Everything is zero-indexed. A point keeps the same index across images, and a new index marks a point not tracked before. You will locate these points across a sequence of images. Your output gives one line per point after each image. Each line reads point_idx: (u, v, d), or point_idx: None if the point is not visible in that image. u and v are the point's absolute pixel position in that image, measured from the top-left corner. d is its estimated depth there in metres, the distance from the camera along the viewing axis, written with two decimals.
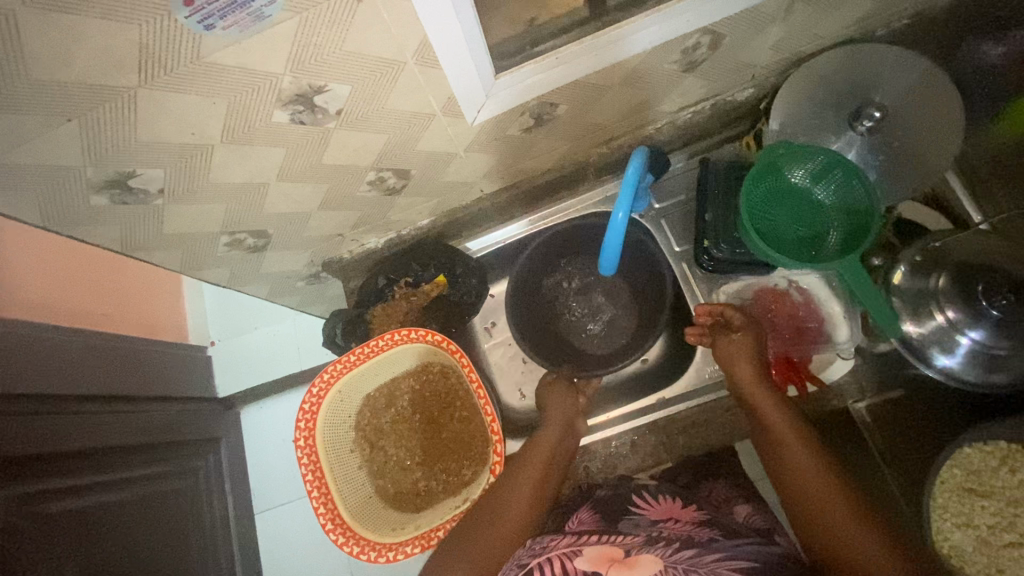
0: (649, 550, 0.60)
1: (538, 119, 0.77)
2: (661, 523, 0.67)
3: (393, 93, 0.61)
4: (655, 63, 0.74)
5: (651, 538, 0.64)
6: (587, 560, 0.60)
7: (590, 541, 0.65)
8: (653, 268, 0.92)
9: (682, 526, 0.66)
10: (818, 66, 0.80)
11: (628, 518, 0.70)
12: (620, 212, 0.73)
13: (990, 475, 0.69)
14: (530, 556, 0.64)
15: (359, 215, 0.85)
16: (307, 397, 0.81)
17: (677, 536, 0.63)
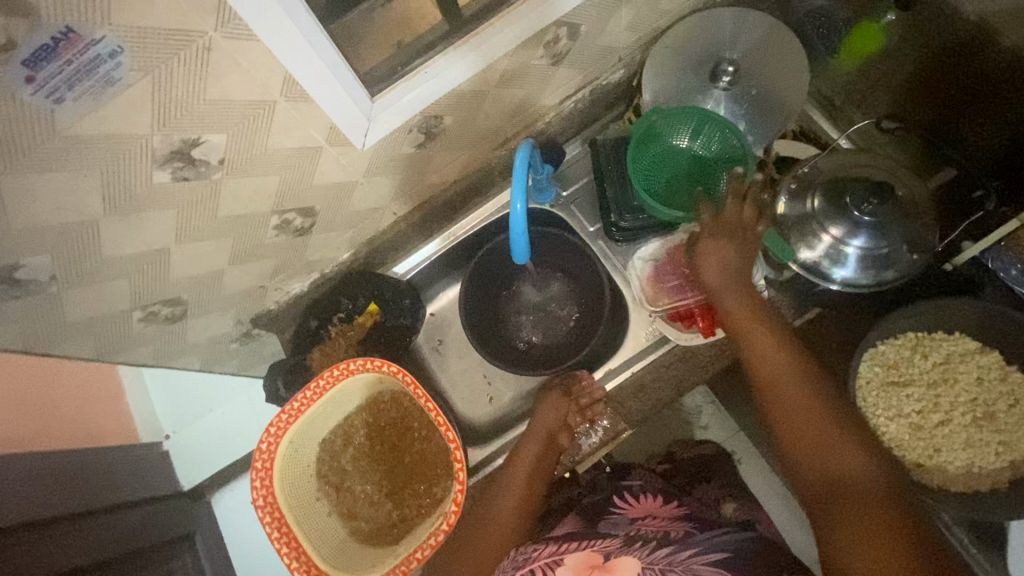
0: (626, 551, 0.74)
1: (428, 134, 0.80)
2: (638, 520, 0.82)
3: (273, 133, 0.63)
4: (522, 61, 0.78)
5: (629, 538, 0.77)
6: (570, 570, 0.74)
7: (571, 548, 0.77)
8: (576, 251, 0.95)
9: (655, 521, 0.80)
10: (672, 39, 0.88)
11: (608, 518, 0.83)
12: (518, 204, 0.71)
13: (906, 365, 0.75)
14: (518, 568, 0.77)
15: (276, 263, 0.85)
16: (258, 454, 0.78)
17: (653, 535, 0.77)
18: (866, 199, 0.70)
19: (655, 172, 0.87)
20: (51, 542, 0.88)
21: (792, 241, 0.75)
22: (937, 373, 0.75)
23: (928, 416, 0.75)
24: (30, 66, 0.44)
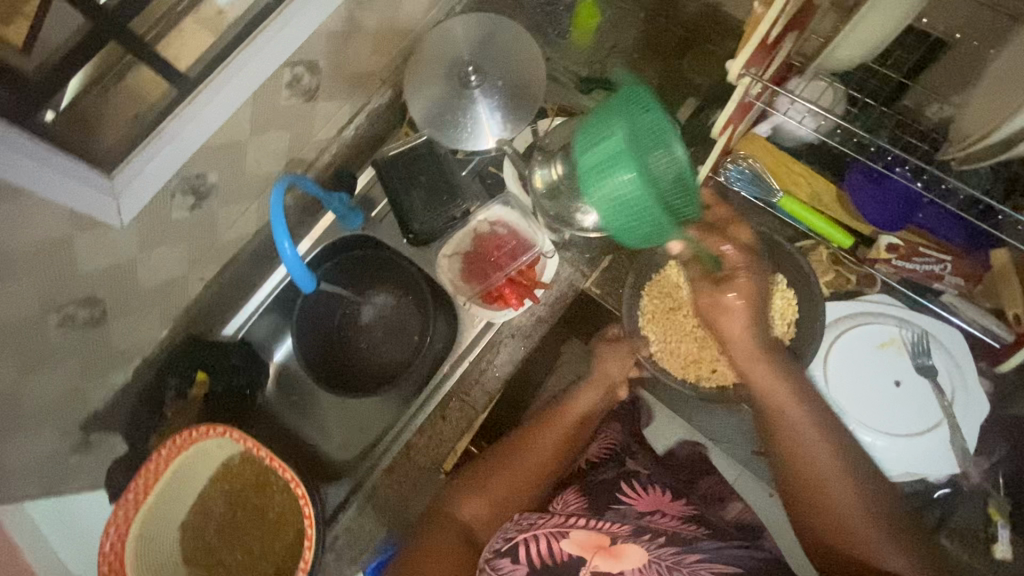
0: (634, 540, 0.66)
1: (197, 194, 0.81)
2: (648, 517, 0.73)
3: (2, 235, 0.62)
4: (271, 104, 0.82)
5: (638, 529, 0.69)
6: (574, 543, 0.65)
7: (579, 524, 0.69)
8: (389, 261, 0.99)
9: (667, 521, 0.72)
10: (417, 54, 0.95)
11: (616, 507, 0.75)
12: (285, 242, 0.77)
13: (656, 301, 0.90)
14: (517, 530, 0.70)
15: (80, 361, 0.83)
16: (101, 568, 0.71)
17: (664, 531, 0.70)
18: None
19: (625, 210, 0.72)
20: None
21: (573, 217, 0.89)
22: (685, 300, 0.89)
23: (684, 337, 0.88)
24: None
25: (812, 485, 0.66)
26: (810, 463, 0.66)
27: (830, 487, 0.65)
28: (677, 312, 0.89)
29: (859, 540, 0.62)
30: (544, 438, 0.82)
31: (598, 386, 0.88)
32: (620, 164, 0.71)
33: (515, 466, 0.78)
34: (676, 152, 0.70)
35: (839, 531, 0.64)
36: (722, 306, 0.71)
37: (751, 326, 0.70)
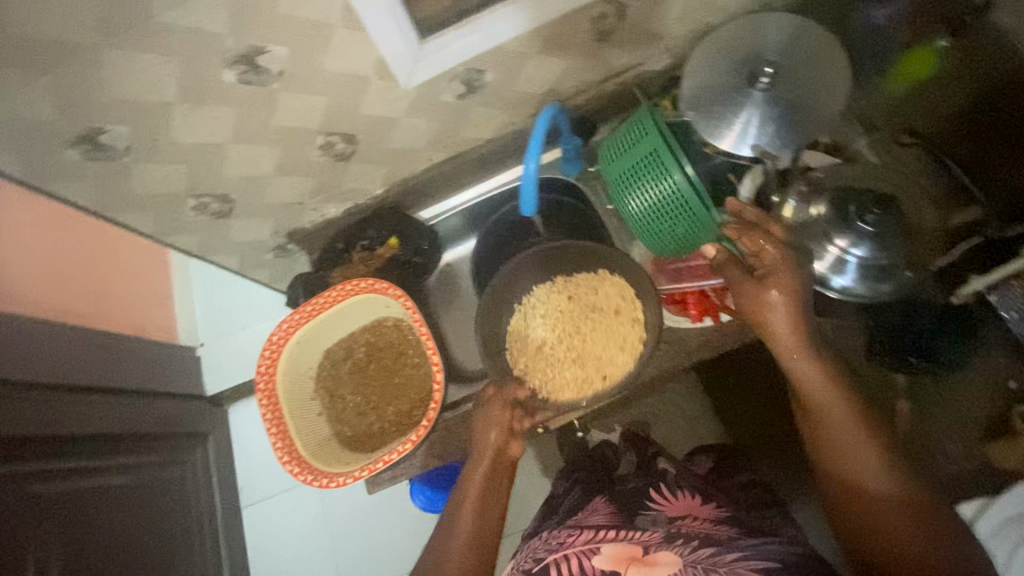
0: (666, 546, 0.73)
1: (468, 86, 0.86)
2: (678, 521, 0.81)
3: (328, 56, 0.71)
4: (568, 31, 0.83)
5: (669, 535, 0.77)
6: (605, 560, 0.73)
7: (608, 538, 0.78)
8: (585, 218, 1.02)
9: (698, 523, 0.79)
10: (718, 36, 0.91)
11: (645, 515, 0.84)
12: (531, 162, 0.79)
13: (545, 299, 0.99)
14: (547, 551, 0.79)
15: (315, 183, 0.94)
16: (268, 345, 0.88)
17: (697, 534, 0.76)
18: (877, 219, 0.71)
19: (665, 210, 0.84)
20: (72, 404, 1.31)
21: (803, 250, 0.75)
22: (574, 305, 0.98)
23: (525, 347, 0.97)
24: None
25: (856, 488, 0.66)
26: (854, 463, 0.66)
27: (878, 483, 0.65)
28: (559, 313, 0.98)
29: (899, 537, 0.62)
30: (480, 453, 0.82)
31: (499, 415, 0.84)
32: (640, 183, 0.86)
33: (477, 478, 0.80)
34: (676, 175, 0.81)
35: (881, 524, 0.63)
36: (764, 303, 0.70)
37: (799, 316, 0.69)
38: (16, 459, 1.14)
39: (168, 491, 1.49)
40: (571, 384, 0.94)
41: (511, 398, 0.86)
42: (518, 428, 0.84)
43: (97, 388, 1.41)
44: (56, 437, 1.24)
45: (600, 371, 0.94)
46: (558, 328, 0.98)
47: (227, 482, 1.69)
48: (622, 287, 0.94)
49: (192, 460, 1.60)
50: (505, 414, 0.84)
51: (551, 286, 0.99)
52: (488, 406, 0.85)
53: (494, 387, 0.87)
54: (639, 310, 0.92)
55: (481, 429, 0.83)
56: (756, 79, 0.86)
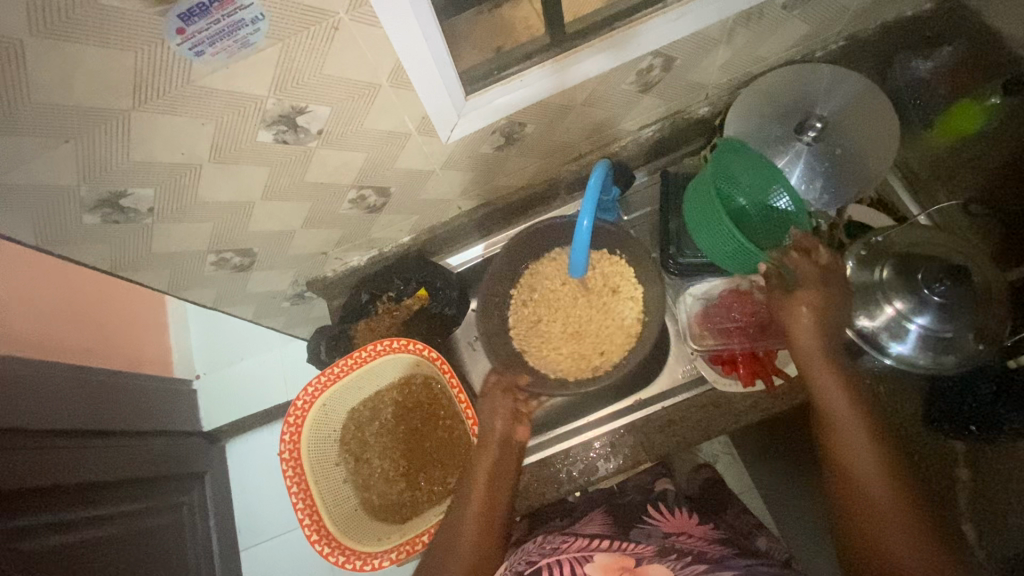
0: (659, 561, 0.67)
1: (508, 138, 0.82)
2: (672, 536, 0.77)
3: (370, 114, 0.66)
4: (614, 84, 0.80)
5: (663, 549, 0.71)
6: (597, 567, 0.67)
7: (601, 548, 0.72)
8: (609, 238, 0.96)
9: (691, 541, 0.74)
10: (763, 85, 0.89)
11: (639, 528, 0.80)
12: (585, 219, 0.72)
13: (540, 279, 0.94)
14: (541, 555, 0.72)
15: (342, 234, 0.89)
16: (291, 410, 0.83)
17: (688, 551, 0.70)
18: (949, 291, 0.68)
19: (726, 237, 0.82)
20: (68, 452, 1.21)
21: (854, 308, 0.74)
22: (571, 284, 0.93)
23: (527, 319, 0.93)
24: (184, 20, 0.48)
25: (852, 489, 0.66)
26: (857, 465, 0.66)
27: (874, 489, 0.64)
28: (556, 290, 0.94)
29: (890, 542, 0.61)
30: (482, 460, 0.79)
31: (504, 405, 0.84)
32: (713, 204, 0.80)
33: (478, 490, 0.75)
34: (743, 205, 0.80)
35: (872, 525, 0.63)
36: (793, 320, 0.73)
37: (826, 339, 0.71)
38: (8, 513, 1.04)
39: (166, 540, 1.37)
40: (569, 358, 0.89)
41: (511, 386, 0.85)
42: (526, 410, 0.84)
43: (91, 430, 1.30)
44: (50, 487, 1.14)
45: (599, 345, 0.89)
46: (551, 306, 0.93)
47: (227, 526, 1.60)
48: (626, 272, 0.91)
49: (189, 503, 1.50)
50: (507, 401, 0.84)
51: (555, 262, 0.94)
52: (489, 397, 0.85)
53: (494, 375, 0.87)
54: (639, 289, 0.90)
55: (486, 419, 0.83)
56: (804, 130, 0.84)
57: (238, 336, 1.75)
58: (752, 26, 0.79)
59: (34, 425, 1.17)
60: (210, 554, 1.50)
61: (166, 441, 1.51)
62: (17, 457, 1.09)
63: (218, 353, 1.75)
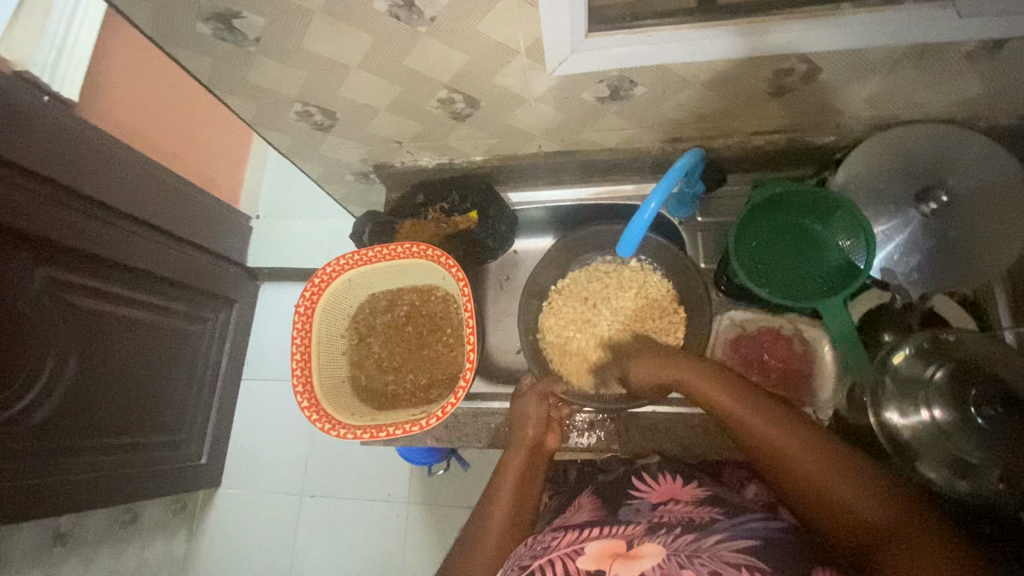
0: (650, 539, 0.62)
1: (613, 92, 0.78)
2: (661, 507, 0.71)
3: (486, 18, 0.64)
4: (745, 74, 0.74)
5: (652, 526, 0.65)
6: (589, 560, 0.61)
7: (593, 537, 0.66)
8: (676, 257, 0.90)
9: (681, 508, 0.69)
10: (900, 133, 0.79)
11: (628, 505, 0.73)
12: (654, 202, 0.72)
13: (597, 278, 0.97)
14: (534, 557, 0.65)
15: (420, 130, 0.89)
16: (320, 272, 0.87)
17: (678, 521, 0.65)
18: (988, 420, 0.65)
19: (757, 252, 0.82)
20: (129, 236, 1.33)
21: (886, 397, 0.70)
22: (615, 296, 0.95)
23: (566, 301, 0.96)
24: None
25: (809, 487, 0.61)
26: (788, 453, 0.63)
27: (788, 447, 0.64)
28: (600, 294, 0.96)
29: (840, 504, 0.59)
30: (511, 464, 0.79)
31: (538, 410, 0.85)
32: (810, 247, 0.81)
33: (506, 484, 0.77)
34: (826, 242, 0.81)
35: (834, 505, 0.59)
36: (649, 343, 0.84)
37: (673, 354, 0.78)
38: (64, 266, 1.18)
39: (184, 343, 1.53)
40: (573, 360, 0.94)
41: (547, 394, 0.87)
42: (555, 420, 0.86)
43: (167, 232, 1.45)
44: (107, 260, 1.27)
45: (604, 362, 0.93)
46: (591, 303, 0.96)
47: (237, 352, 1.75)
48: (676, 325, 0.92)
49: (212, 320, 1.64)
50: (542, 407, 0.85)
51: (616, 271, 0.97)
52: (525, 400, 0.87)
53: (532, 380, 0.90)
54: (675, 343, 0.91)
55: (520, 422, 0.84)
56: (926, 199, 0.79)
57: (303, 192, 1.85)
58: (920, 67, 0.69)
59: (109, 201, 1.29)
60: (216, 368, 1.67)
61: (214, 258, 1.64)
62: (84, 222, 1.22)
63: (281, 201, 1.85)
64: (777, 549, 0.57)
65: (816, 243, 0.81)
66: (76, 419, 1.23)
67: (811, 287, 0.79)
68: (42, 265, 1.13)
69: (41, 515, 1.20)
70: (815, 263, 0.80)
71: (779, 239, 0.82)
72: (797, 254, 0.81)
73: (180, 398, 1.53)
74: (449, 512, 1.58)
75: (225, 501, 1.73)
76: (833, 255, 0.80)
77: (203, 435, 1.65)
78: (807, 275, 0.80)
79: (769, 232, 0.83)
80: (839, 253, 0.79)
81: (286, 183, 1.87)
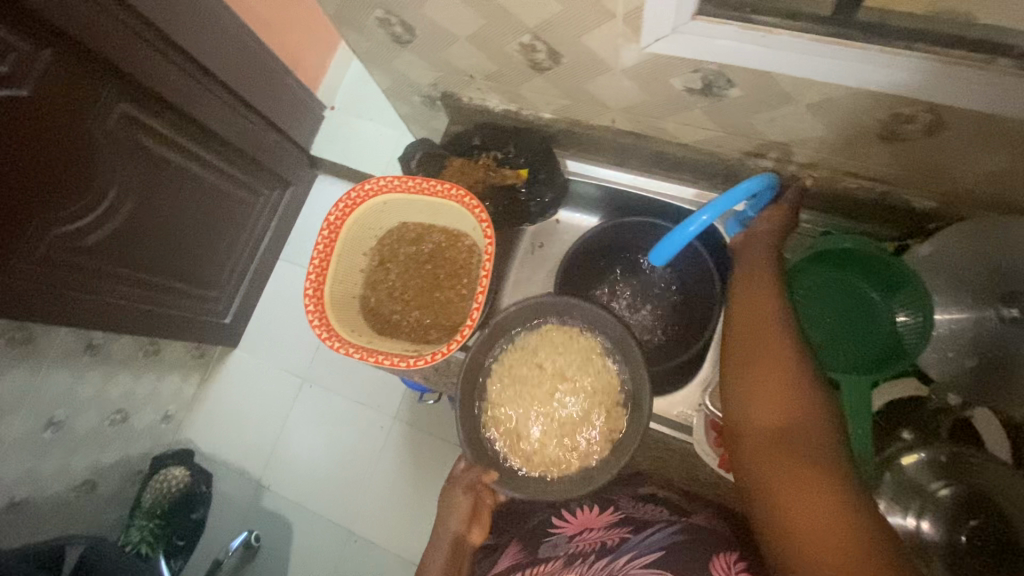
0: (567, 573, 0.68)
1: (706, 87, 0.71)
2: (576, 538, 0.76)
3: None
4: (858, 107, 0.65)
5: (569, 558, 0.72)
6: None
7: None
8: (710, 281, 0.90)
9: (593, 534, 0.74)
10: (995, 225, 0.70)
11: (547, 541, 0.78)
12: (706, 214, 0.67)
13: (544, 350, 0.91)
14: None
15: (495, 69, 0.85)
16: (358, 186, 0.87)
17: (591, 548, 0.71)
18: (975, 555, 0.63)
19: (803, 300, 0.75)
20: (204, 96, 1.36)
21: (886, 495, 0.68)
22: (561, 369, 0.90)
23: (512, 375, 0.91)
24: None
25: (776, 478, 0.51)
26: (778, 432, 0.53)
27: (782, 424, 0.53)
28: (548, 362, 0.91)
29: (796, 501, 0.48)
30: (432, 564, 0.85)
31: (463, 499, 0.89)
32: (859, 311, 0.74)
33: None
34: (878, 310, 0.74)
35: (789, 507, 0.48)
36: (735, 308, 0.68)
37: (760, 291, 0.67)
38: (139, 107, 1.22)
39: (231, 211, 1.59)
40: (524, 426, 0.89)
41: (474, 483, 0.89)
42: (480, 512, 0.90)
43: (243, 103, 1.48)
44: (176, 113, 1.31)
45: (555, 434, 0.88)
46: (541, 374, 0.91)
47: (280, 234, 1.83)
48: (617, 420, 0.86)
49: (264, 198, 1.70)
50: (468, 499, 0.89)
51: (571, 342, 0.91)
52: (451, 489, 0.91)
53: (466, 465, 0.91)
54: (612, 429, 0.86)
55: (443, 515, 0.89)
56: (1009, 304, 0.69)
57: (379, 97, 1.84)
58: None
59: (194, 56, 1.31)
60: (257, 243, 1.75)
61: (280, 139, 1.67)
62: (167, 71, 1.25)
63: (356, 99, 1.85)
64: (678, 555, 0.63)
65: (867, 309, 0.74)
66: (121, 249, 1.32)
67: (847, 352, 0.73)
68: (121, 102, 1.18)
69: (77, 324, 1.32)
70: (858, 330, 0.74)
71: (831, 293, 0.75)
72: (842, 314, 0.74)
73: (217, 260, 1.63)
74: (429, 440, 1.66)
75: (236, 365, 1.86)
76: (881, 327, 0.73)
77: (230, 300, 1.76)
78: (845, 339, 0.74)
79: (821, 282, 0.76)
80: (888, 328, 0.73)
81: (364, 83, 1.86)
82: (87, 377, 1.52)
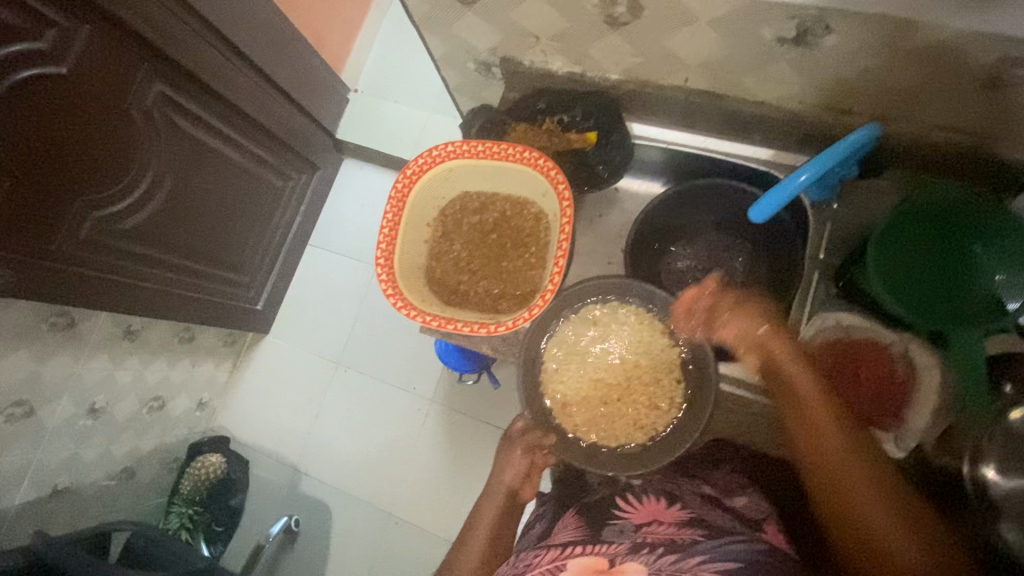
0: (633, 557, 0.60)
1: (798, 35, 0.68)
2: (644, 528, 0.67)
3: None
4: (965, 51, 0.62)
5: (635, 545, 0.63)
6: None
7: (576, 555, 0.65)
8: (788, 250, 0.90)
9: (664, 530, 0.65)
10: None
11: (611, 525, 0.70)
12: (806, 173, 0.70)
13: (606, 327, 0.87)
14: None
15: (565, 28, 0.82)
16: (425, 153, 0.86)
17: (661, 542, 0.62)
18: None
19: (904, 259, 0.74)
20: (238, 74, 1.33)
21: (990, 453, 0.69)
22: (619, 341, 0.87)
23: (569, 347, 0.88)
24: None
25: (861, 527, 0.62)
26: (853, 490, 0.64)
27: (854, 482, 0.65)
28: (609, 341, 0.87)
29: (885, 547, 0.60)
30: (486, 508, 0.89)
31: (520, 459, 0.92)
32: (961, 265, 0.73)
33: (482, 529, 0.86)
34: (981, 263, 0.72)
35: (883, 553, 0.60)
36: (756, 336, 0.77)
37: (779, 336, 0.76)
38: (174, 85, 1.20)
39: (264, 194, 1.57)
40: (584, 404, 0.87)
41: (533, 446, 0.92)
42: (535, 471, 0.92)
43: (274, 83, 1.45)
44: (210, 91, 1.28)
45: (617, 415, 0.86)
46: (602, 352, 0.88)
47: (311, 217, 1.81)
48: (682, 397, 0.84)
49: (295, 180, 1.68)
50: (525, 458, 0.92)
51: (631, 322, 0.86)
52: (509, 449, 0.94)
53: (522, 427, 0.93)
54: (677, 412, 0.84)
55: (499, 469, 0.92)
56: None
57: (408, 75, 1.81)
58: None
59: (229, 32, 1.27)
60: (288, 226, 1.74)
61: (310, 120, 1.64)
62: (202, 48, 1.22)
63: (385, 78, 1.82)
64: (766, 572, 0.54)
65: (970, 262, 0.73)
66: (160, 233, 1.31)
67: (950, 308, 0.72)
68: (158, 81, 1.16)
69: (121, 310, 1.31)
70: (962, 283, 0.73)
71: (933, 248, 0.74)
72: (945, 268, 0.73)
73: (250, 244, 1.61)
74: (470, 421, 1.64)
75: (269, 350, 1.85)
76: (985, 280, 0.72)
77: (263, 286, 1.74)
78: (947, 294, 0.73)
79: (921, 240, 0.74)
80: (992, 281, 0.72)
81: (393, 61, 1.83)
82: (126, 364, 1.50)
